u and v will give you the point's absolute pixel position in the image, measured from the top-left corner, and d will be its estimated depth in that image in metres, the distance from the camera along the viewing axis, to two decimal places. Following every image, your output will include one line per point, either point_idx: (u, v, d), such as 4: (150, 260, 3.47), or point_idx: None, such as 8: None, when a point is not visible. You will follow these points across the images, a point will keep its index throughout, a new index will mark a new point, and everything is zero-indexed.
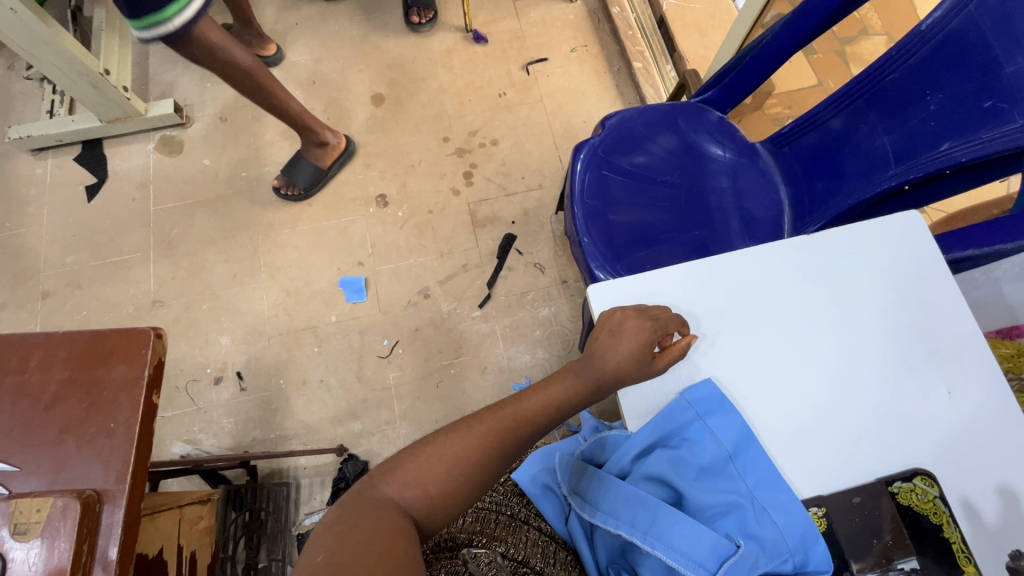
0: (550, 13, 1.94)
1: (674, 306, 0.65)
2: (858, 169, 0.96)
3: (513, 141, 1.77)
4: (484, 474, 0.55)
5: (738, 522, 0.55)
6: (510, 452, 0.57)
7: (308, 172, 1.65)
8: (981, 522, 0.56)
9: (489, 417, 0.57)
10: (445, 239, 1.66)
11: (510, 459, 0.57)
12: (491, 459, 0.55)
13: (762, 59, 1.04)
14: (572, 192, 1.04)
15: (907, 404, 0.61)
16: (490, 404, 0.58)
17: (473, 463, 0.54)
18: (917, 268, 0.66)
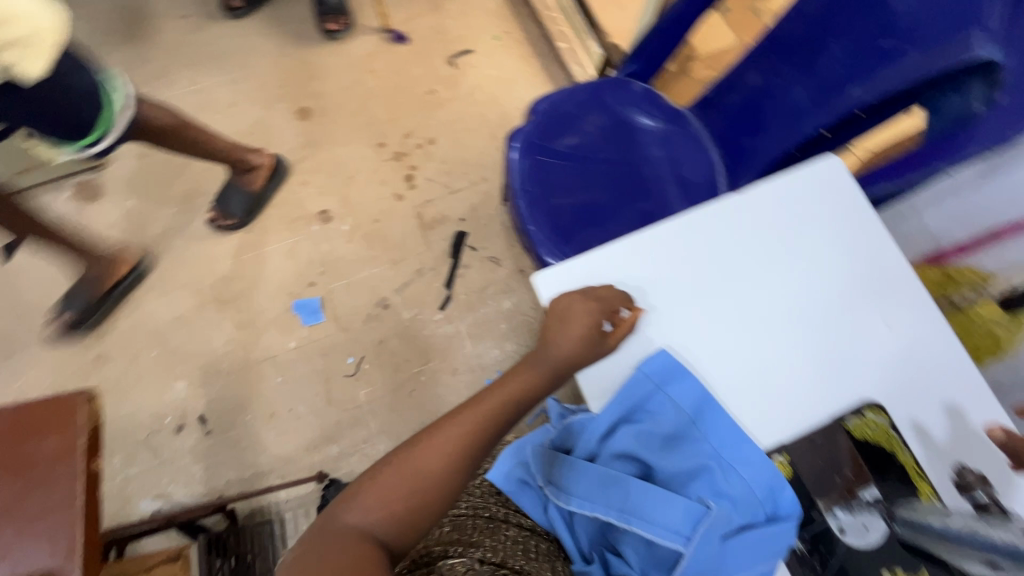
0: (467, 3, 1.91)
1: (619, 283, 0.65)
2: (779, 121, 0.97)
3: (450, 137, 1.74)
4: (449, 486, 0.54)
5: (708, 484, 0.56)
6: (473, 457, 0.56)
7: (242, 199, 1.59)
8: (931, 440, 0.59)
9: (451, 424, 0.56)
10: (396, 246, 1.62)
11: (475, 464, 0.56)
12: (454, 468, 0.54)
13: (676, 25, 1.06)
14: (512, 183, 1.03)
15: (849, 343, 0.63)
16: (448, 411, 0.57)
17: (435, 476, 0.53)
18: (843, 211, 0.68)
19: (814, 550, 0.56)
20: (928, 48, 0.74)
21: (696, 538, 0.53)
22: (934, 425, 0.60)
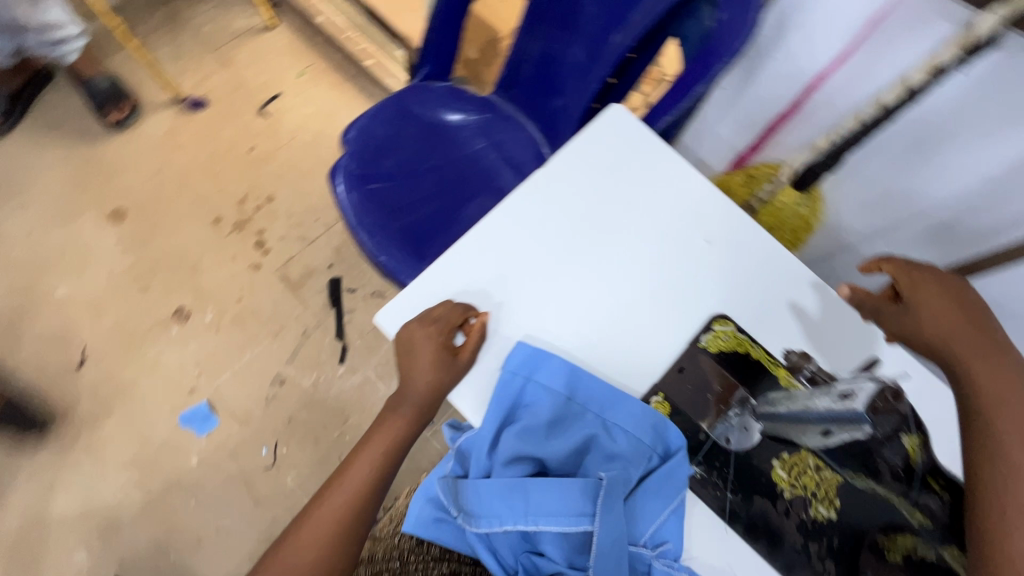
0: (258, 47, 1.80)
1: (459, 293, 0.64)
2: (569, 83, 0.95)
3: (288, 188, 1.64)
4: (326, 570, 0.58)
5: (599, 453, 0.58)
6: (349, 534, 0.59)
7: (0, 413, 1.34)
8: (781, 326, 0.66)
9: (314, 507, 0.60)
10: (271, 317, 1.52)
11: (359, 539, 0.61)
12: (330, 552, 0.59)
13: (441, 12, 0.99)
14: (348, 220, 0.99)
15: (683, 269, 0.67)
16: (315, 494, 0.61)
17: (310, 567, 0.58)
18: (640, 151, 0.72)
19: (711, 469, 0.60)
20: None
21: (599, 512, 0.54)
22: (783, 312, 0.66)
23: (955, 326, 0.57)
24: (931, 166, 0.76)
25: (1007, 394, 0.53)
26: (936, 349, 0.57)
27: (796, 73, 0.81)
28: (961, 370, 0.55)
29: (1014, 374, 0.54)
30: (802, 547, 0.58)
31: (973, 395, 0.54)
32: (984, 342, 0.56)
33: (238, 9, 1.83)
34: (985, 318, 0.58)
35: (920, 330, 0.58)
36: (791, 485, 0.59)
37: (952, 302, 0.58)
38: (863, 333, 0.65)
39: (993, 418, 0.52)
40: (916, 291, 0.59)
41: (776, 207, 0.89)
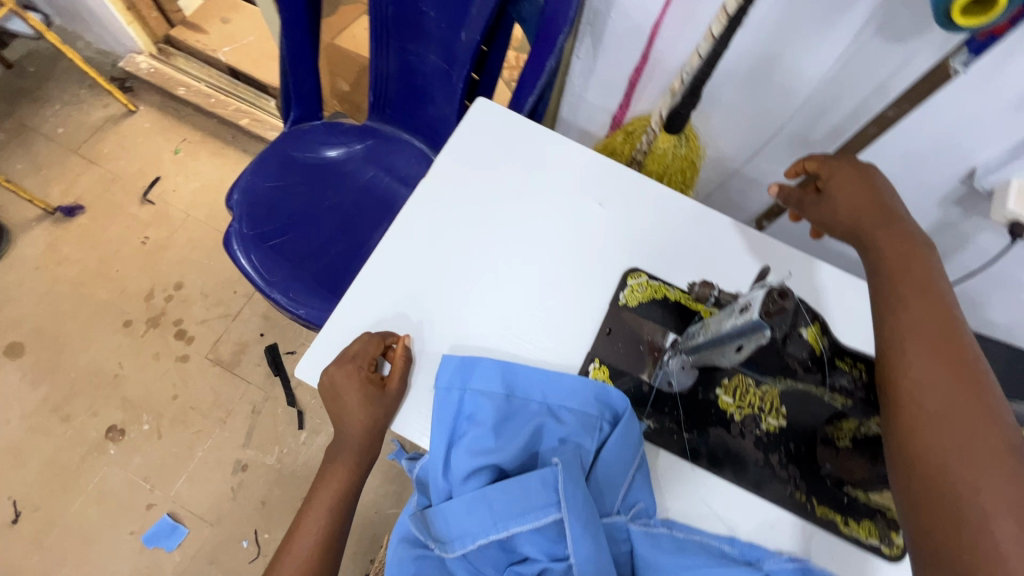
0: (123, 135, 1.70)
1: (375, 325, 0.63)
2: (438, 89, 0.95)
3: (195, 269, 1.56)
4: None
5: (551, 437, 0.58)
6: None
7: None
8: (689, 263, 0.68)
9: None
10: (214, 405, 1.43)
11: None
12: None
13: (289, 55, 0.96)
14: (256, 283, 0.94)
15: (585, 237, 0.69)
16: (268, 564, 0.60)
17: None
18: (516, 137, 0.73)
19: (663, 416, 0.61)
20: None
21: (565, 496, 0.53)
22: (690, 249, 0.69)
23: (860, 205, 0.55)
24: (782, 74, 0.73)
25: (909, 259, 0.50)
26: (848, 228, 0.56)
27: (636, 27, 0.78)
28: (867, 242, 0.54)
29: (912, 240, 0.52)
30: (765, 462, 0.60)
31: (879, 264, 0.52)
32: (890, 213, 0.54)
33: (89, 102, 1.73)
34: (889, 191, 0.56)
35: (833, 215, 0.57)
36: (738, 407, 0.61)
37: (857, 181, 0.56)
38: (770, 247, 0.68)
39: (891, 277, 0.50)
40: (828, 177, 0.58)
41: (659, 155, 0.84)
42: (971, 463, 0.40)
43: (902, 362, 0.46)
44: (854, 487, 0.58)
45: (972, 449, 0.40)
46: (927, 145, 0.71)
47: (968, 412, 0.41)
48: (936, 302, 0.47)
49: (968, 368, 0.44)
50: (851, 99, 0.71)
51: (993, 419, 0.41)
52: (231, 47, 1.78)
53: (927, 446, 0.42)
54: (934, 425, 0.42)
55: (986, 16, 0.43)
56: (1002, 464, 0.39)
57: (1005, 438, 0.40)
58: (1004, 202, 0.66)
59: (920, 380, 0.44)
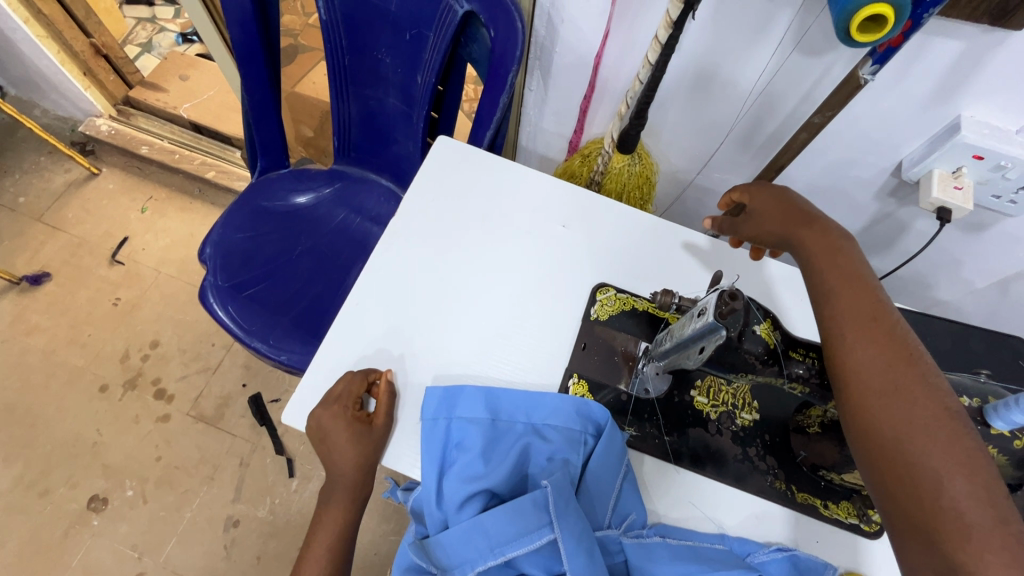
0: (86, 198, 1.69)
1: (358, 362, 0.64)
2: (400, 130, 0.99)
3: (171, 326, 1.54)
4: None
5: (539, 456, 0.59)
6: None
7: None
8: (654, 274, 0.72)
9: None
10: (199, 462, 1.40)
11: None
12: None
13: (252, 108, 0.99)
14: (234, 334, 0.95)
15: (552, 259, 0.72)
16: None
17: None
18: (477, 171, 0.77)
19: (644, 422, 0.64)
20: (433, 23, 0.79)
21: (556, 516, 0.54)
22: (654, 261, 0.72)
23: (782, 215, 0.59)
24: (721, 89, 0.78)
25: (831, 255, 0.53)
26: (777, 237, 0.59)
27: (580, 59, 0.83)
28: (797, 244, 0.56)
29: (835, 235, 0.54)
30: (743, 456, 0.63)
31: (811, 260, 0.54)
32: (809, 216, 0.57)
33: (50, 169, 1.72)
34: (804, 199, 0.59)
35: (761, 229, 0.61)
36: (712, 405, 0.65)
37: (775, 197, 0.60)
38: (725, 255, 0.72)
39: (822, 268, 0.52)
40: (752, 199, 0.62)
41: (616, 174, 0.89)
42: (923, 431, 0.40)
43: (847, 344, 0.46)
44: (828, 470, 0.60)
45: (921, 418, 0.41)
46: (860, 143, 0.76)
47: (910, 384, 0.42)
48: (863, 285, 0.49)
49: (903, 342, 0.45)
50: (784, 108, 0.77)
51: (932, 386, 0.42)
52: (191, 103, 1.80)
53: (882, 422, 0.42)
54: (880, 398, 0.43)
55: (879, 34, 0.49)
56: (948, 428, 0.40)
57: (946, 403, 0.41)
58: (929, 190, 0.72)
59: (866, 358, 0.45)
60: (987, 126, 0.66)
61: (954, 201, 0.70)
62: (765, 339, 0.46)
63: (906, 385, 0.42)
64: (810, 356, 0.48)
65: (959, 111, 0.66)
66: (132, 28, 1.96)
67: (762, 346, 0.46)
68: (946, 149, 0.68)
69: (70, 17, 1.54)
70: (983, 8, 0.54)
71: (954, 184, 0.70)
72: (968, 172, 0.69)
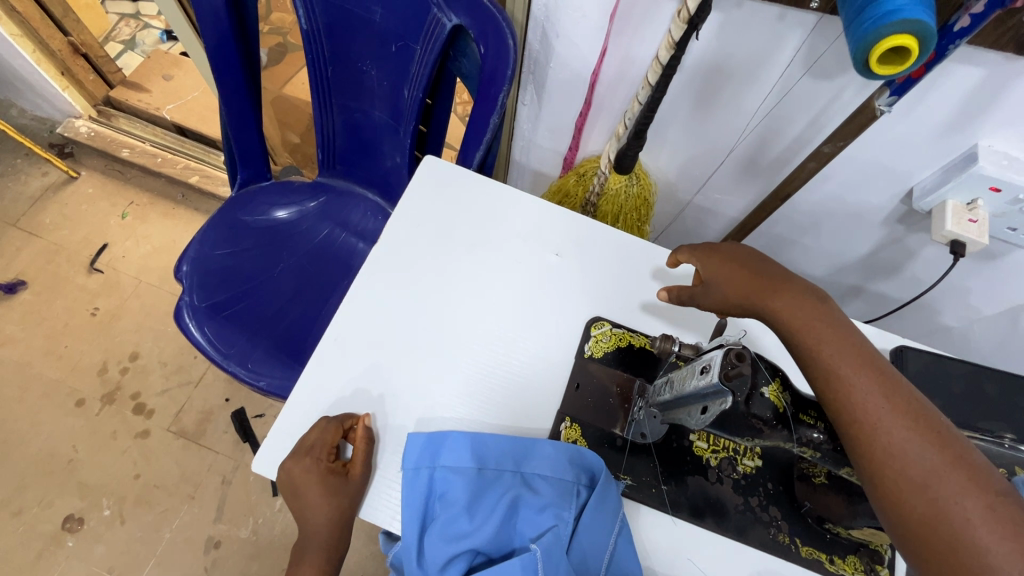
0: (64, 203, 1.63)
1: (336, 404, 0.60)
2: (386, 144, 0.94)
3: (151, 337, 1.49)
4: None
5: (528, 510, 0.55)
6: None
7: None
8: (653, 308, 0.68)
9: None
10: (180, 480, 1.35)
11: None
12: None
13: (231, 119, 0.94)
14: (211, 357, 0.89)
15: (544, 291, 0.67)
16: None
17: None
18: (462, 196, 0.72)
19: (639, 471, 0.60)
20: (420, 36, 0.75)
21: None
22: (647, 295, 0.68)
23: (742, 280, 0.52)
24: (724, 109, 0.74)
25: (815, 320, 0.47)
26: (741, 306, 0.52)
27: (576, 74, 0.79)
28: (769, 314, 0.50)
29: (808, 297, 0.48)
30: (745, 506, 0.59)
31: (790, 332, 0.48)
32: (773, 280, 0.51)
33: (27, 171, 1.66)
34: (760, 257, 0.54)
35: (722, 300, 0.54)
36: (713, 451, 0.61)
37: (730, 261, 0.55)
38: (687, 315, 0.67)
39: (809, 337, 0.46)
40: (705, 266, 0.57)
41: (612, 196, 0.85)
42: (984, 525, 0.35)
43: (870, 427, 0.41)
44: (835, 524, 0.56)
45: (975, 509, 0.36)
46: (870, 168, 0.73)
47: (950, 468, 0.38)
48: (864, 348, 0.44)
49: (924, 416, 0.40)
50: (790, 131, 0.73)
51: (971, 464, 0.38)
52: (175, 104, 1.74)
53: (935, 518, 0.37)
54: (922, 483, 0.38)
55: (902, 65, 0.45)
56: (1007, 517, 0.35)
57: (992, 485, 0.37)
58: (942, 223, 0.68)
59: (895, 442, 0.39)
60: (1005, 155, 0.62)
61: (969, 234, 0.66)
62: (774, 402, 0.43)
63: (947, 471, 0.37)
64: (820, 420, 0.45)
65: (976, 140, 0.63)
66: (115, 24, 1.89)
67: (770, 411, 0.42)
68: (962, 179, 0.65)
69: (46, 14, 1.47)
70: (1008, 36, 0.50)
71: (968, 217, 0.66)
72: (984, 204, 0.66)
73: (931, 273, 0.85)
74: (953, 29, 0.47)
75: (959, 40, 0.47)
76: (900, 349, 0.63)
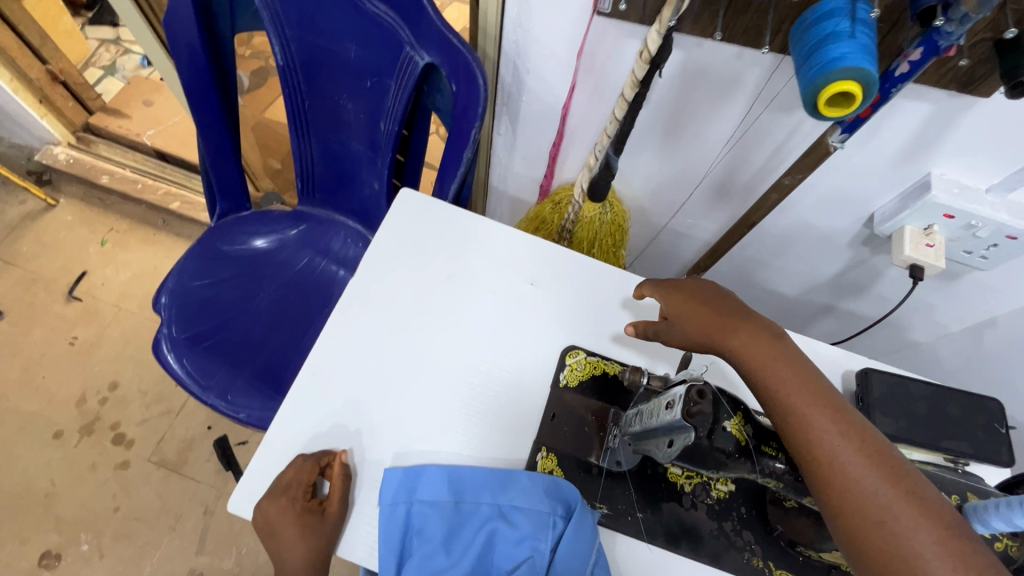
0: (42, 231, 1.62)
1: (313, 440, 0.60)
2: (363, 174, 0.95)
3: (132, 366, 1.47)
4: None
5: (505, 542, 0.56)
6: None
7: None
8: (626, 336, 0.69)
9: None
10: (161, 512, 1.32)
11: None
12: None
13: (209, 151, 0.95)
14: (190, 390, 0.89)
15: (519, 322, 0.68)
16: None
17: None
18: (436, 230, 0.73)
19: (615, 499, 0.61)
20: (394, 72, 0.76)
21: None
22: (620, 323, 0.70)
23: (703, 318, 0.54)
24: (691, 139, 0.76)
25: (772, 358, 0.48)
26: (704, 345, 0.54)
27: (548, 107, 0.81)
28: (729, 352, 0.51)
29: (765, 335, 0.50)
30: (720, 531, 0.60)
31: (749, 370, 0.49)
32: (732, 317, 0.52)
33: (4, 199, 1.64)
34: (718, 293, 0.56)
35: (686, 338, 0.55)
36: (687, 477, 0.62)
37: (691, 299, 0.56)
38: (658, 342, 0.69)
39: (767, 376, 0.47)
40: (668, 303, 0.58)
41: (587, 222, 0.87)
42: (937, 560, 0.38)
43: (828, 466, 0.42)
44: (806, 547, 0.57)
45: (928, 543, 0.38)
46: (832, 196, 0.75)
47: (903, 502, 0.40)
48: (819, 387, 0.46)
49: (878, 451, 0.42)
50: (755, 160, 0.76)
51: (922, 498, 0.40)
52: (156, 129, 1.74)
53: (893, 554, 0.39)
54: (880, 521, 0.40)
55: (849, 108, 0.47)
56: (956, 549, 0.38)
57: (940, 518, 0.39)
58: (901, 247, 0.71)
59: (853, 481, 0.41)
60: (956, 184, 0.65)
61: (926, 259, 0.69)
62: (736, 436, 0.44)
63: (901, 507, 0.40)
64: (782, 451, 0.46)
65: (929, 169, 0.66)
66: (95, 50, 1.88)
67: (732, 444, 0.44)
68: (917, 207, 0.67)
69: (24, 43, 1.46)
70: (950, 76, 0.53)
71: (926, 242, 0.69)
72: (939, 229, 0.69)
73: (897, 292, 0.88)
74: (894, 74, 0.49)
75: (901, 84, 0.49)
76: (866, 372, 0.64)
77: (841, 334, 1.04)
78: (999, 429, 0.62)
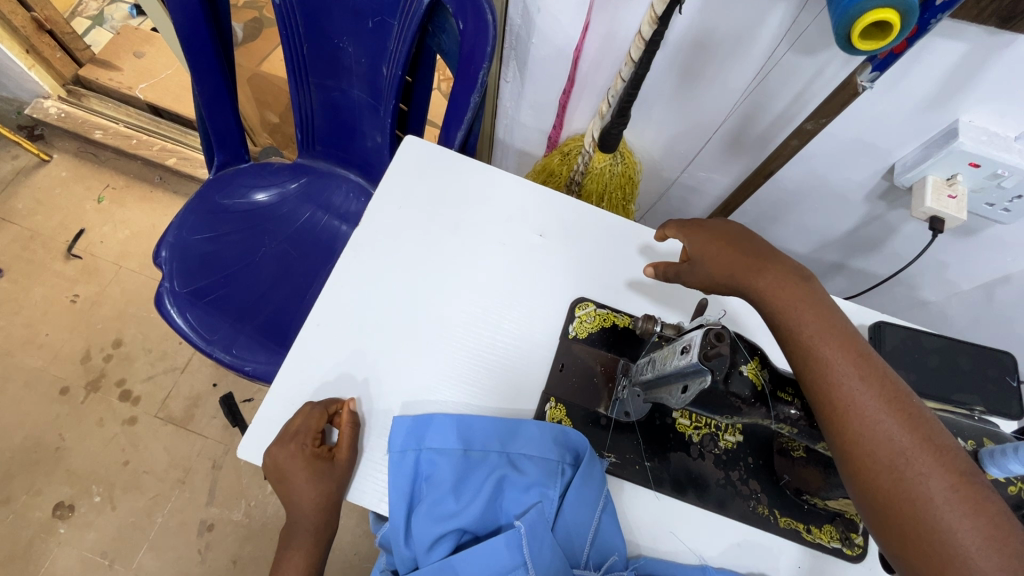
0: (37, 187, 1.58)
1: (322, 388, 0.60)
2: (365, 122, 0.91)
3: (134, 324, 1.47)
4: None
5: (514, 489, 0.56)
6: None
7: None
8: (639, 287, 0.68)
9: None
10: (170, 465, 1.34)
11: None
12: None
13: (205, 100, 0.91)
14: (195, 343, 0.88)
15: (528, 272, 0.67)
16: None
17: None
18: (450, 177, 0.71)
19: (623, 449, 0.61)
20: (396, 11, 0.72)
21: (529, 557, 0.53)
22: (633, 273, 0.68)
23: (727, 259, 0.53)
24: (709, 84, 0.73)
25: (798, 302, 0.47)
26: (727, 285, 0.53)
27: (559, 51, 0.77)
28: (752, 293, 0.51)
29: (792, 277, 0.49)
30: (725, 480, 0.60)
31: (772, 312, 0.49)
32: (757, 260, 0.51)
33: None
34: (744, 235, 0.54)
35: (708, 278, 0.55)
36: (694, 427, 0.62)
37: (715, 239, 0.55)
38: (671, 293, 0.68)
39: (790, 318, 0.47)
40: (691, 244, 0.56)
41: (596, 174, 0.85)
42: (947, 506, 0.37)
43: (844, 408, 0.42)
44: (812, 495, 0.57)
45: (939, 488, 0.38)
46: (852, 147, 0.73)
47: (918, 449, 0.40)
48: (843, 332, 0.45)
49: (897, 397, 0.42)
50: (774, 107, 0.73)
51: (939, 447, 0.40)
52: (149, 82, 1.68)
53: (901, 496, 0.39)
54: (891, 466, 0.40)
55: (884, 40, 0.44)
56: (969, 496, 0.37)
57: (955, 465, 0.39)
58: (922, 199, 0.69)
59: (868, 423, 0.41)
60: (986, 132, 0.63)
61: (948, 210, 0.67)
62: (752, 381, 0.44)
63: (915, 452, 0.39)
64: (798, 397, 0.47)
65: (957, 116, 0.63)
66: None
67: (748, 389, 0.44)
68: (941, 155, 0.65)
69: None
70: (992, 8, 0.50)
71: (948, 193, 0.68)
72: (963, 180, 0.67)
73: (912, 249, 0.86)
74: (936, 2, 0.47)
75: (941, 13, 0.47)
76: (878, 325, 0.64)
77: (851, 293, 1.03)
78: (1011, 383, 0.62)
